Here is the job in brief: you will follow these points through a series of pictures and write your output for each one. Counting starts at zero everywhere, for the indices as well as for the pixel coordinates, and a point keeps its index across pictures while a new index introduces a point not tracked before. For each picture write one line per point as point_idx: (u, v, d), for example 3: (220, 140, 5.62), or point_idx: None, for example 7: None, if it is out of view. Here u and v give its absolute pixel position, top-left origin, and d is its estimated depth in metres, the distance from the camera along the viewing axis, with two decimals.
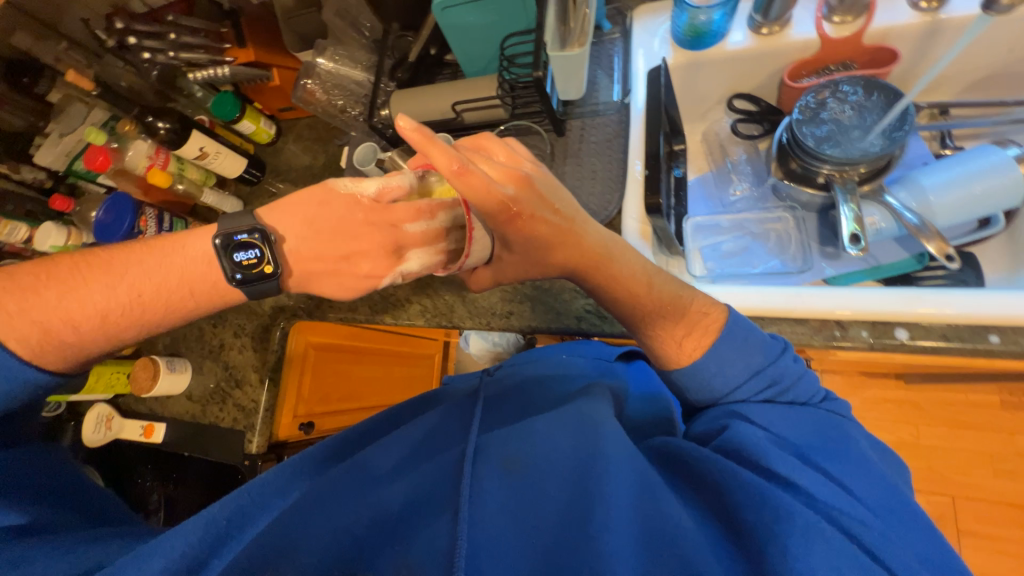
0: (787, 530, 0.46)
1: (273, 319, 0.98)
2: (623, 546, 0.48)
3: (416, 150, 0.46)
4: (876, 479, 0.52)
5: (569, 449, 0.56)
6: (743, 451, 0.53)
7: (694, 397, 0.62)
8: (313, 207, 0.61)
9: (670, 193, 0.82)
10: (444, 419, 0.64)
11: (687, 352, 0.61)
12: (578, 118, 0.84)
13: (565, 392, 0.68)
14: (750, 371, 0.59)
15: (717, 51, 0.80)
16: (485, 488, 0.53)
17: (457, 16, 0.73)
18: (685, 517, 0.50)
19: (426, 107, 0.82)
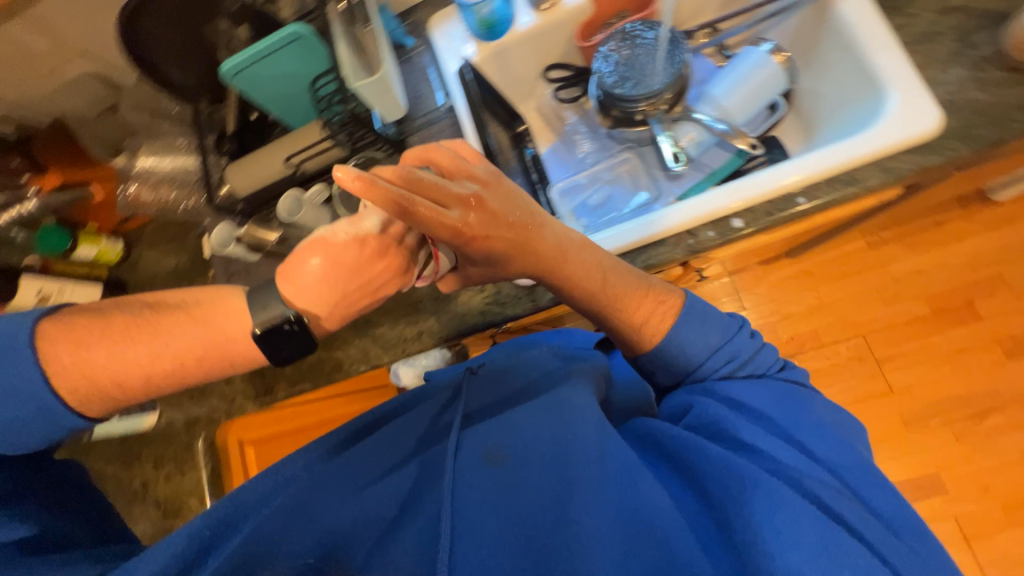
0: (754, 492, 0.50)
1: (191, 435, 0.93)
2: (607, 526, 0.50)
3: (359, 195, 0.52)
4: (844, 454, 0.55)
5: (555, 431, 0.58)
6: (718, 422, 0.58)
7: (663, 379, 0.67)
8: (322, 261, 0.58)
9: (522, 170, 0.88)
10: (430, 418, 0.65)
11: (657, 326, 0.65)
12: (416, 132, 0.88)
13: (550, 377, 0.70)
14: (710, 346, 0.63)
15: (512, 36, 0.87)
16: (471, 485, 0.54)
17: (253, 77, 0.71)
18: (663, 500, 0.54)
19: (265, 170, 0.82)
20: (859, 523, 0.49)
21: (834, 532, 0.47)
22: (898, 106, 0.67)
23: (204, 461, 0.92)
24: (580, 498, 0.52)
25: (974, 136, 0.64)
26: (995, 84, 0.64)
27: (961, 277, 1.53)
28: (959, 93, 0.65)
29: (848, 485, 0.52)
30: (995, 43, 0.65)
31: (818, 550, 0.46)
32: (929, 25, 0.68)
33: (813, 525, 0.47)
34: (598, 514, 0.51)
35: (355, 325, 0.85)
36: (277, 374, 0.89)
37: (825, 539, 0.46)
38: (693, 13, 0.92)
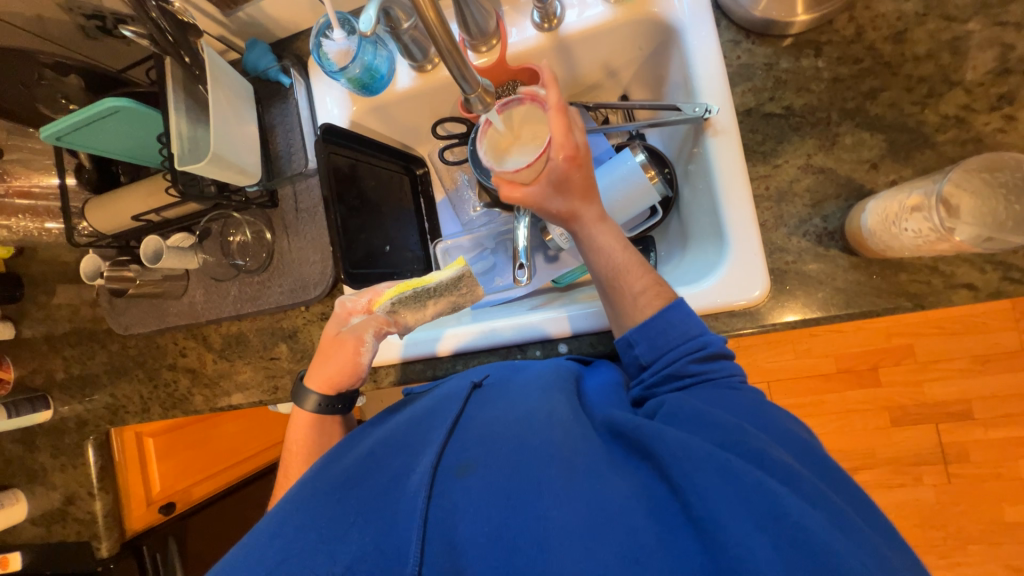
0: (709, 477, 0.42)
1: (82, 434, 1.02)
2: (574, 525, 0.43)
3: (345, 313, 0.73)
4: (819, 459, 0.47)
5: (525, 432, 0.52)
6: (694, 411, 0.49)
7: (642, 354, 0.58)
8: (328, 364, 0.70)
9: (385, 239, 0.87)
10: (401, 428, 0.60)
11: (644, 310, 0.60)
12: (286, 186, 0.84)
13: (537, 382, 0.62)
14: (685, 339, 0.56)
15: (389, 94, 0.82)
16: (444, 498, 0.48)
17: (80, 139, 0.67)
18: (621, 492, 0.45)
19: (123, 215, 0.82)
20: (843, 525, 0.41)
21: (823, 544, 0.38)
22: (727, 273, 0.64)
23: (93, 459, 1.02)
24: (546, 494, 0.46)
25: (792, 311, 0.64)
26: (828, 262, 0.63)
27: (877, 339, 1.53)
28: (793, 263, 0.64)
29: (804, 477, 0.43)
30: (842, 218, 0.62)
31: (788, 557, 0.38)
32: (787, 181, 0.64)
33: (775, 537, 0.39)
34: (565, 508, 0.44)
35: (219, 367, 0.92)
36: (152, 396, 0.97)
37: (793, 543, 0.38)
38: (601, 78, 0.82)
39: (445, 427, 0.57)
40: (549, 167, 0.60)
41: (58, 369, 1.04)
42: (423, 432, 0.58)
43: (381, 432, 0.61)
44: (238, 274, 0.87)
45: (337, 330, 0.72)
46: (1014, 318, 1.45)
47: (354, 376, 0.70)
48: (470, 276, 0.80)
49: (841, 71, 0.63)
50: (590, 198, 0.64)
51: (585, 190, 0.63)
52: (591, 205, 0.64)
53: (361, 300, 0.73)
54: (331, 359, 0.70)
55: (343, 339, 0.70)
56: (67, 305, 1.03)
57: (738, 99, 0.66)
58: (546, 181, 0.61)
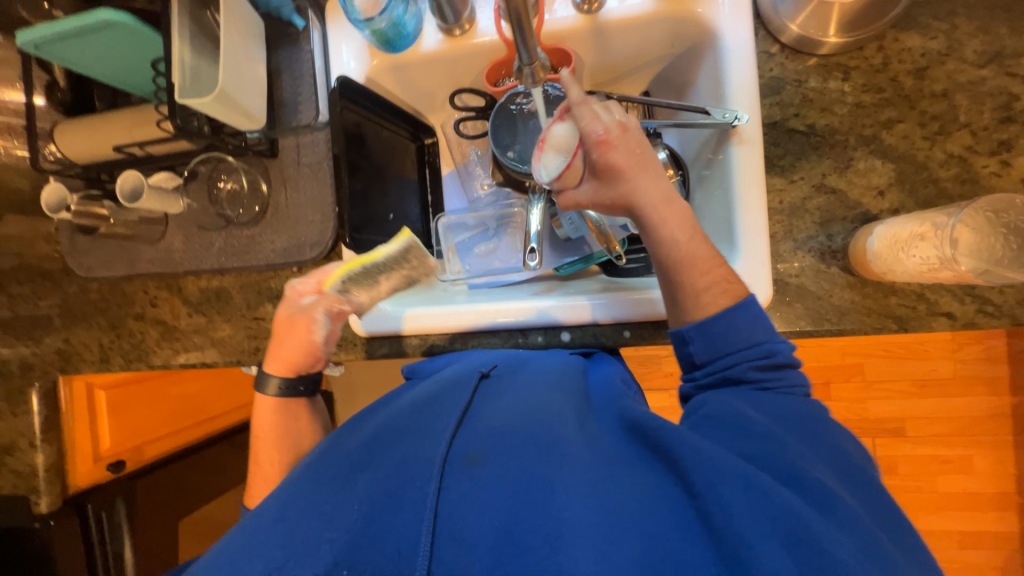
0: (730, 483, 0.43)
1: (26, 380, 0.94)
2: (588, 522, 0.43)
3: (295, 292, 0.70)
4: (855, 473, 0.48)
5: (536, 426, 0.53)
6: (733, 419, 0.50)
7: (697, 352, 0.58)
8: (281, 345, 0.68)
9: (389, 207, 0.84)
10: (410, 415, 0.59)
11: (701, 310, 0.58)
12: (289, 138, 0.79)
13: (550, 378, 0.63)
14: (750, 344, 0.55)
15: (412, 54, 0.78)
16: (457, 489, 0.48)
17: (62, 51, 0.60)
18: (639, 489, 0.46)
19: (101, 143, 0.74)
20: (853, 528, 0.42)
21: (827, 547, 0.39)
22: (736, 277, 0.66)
23: (36, 409, 0.93)
24: (563, 486, 0.46)
25: (789, 322, 0.67)
26: (828, 279, 0.66)
27: (835, 356, 1.64)
28: (795, 277, 0.67)
29: (812, 478, 0.44)
30: (846, 239, 0.65)
31: (798, 556, 0.39)
32: (800, 198, 0.66)
33: (791, 545, 0.40)
34: (580, 502, 0.45)
35: (195, 321, 0.86)
36: (114, 346, 0.90)
37: (801, 543, 0.40)
38: (627, 71, 0.82)
39: (454, 416, 0.57)
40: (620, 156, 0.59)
41: (2, 307, 0.94)
42: (433, 419, 0.57)
43: (390, 416, 0.61)
44: (226, 226, 0.82)
45: (291, 313, 0.68)
46: (953, 348, 1.59)
47: (311, 356, 0.69)
48: (417, 247, 0.77)
49: (864, 98, 0.65)
50: (643, 172, 0.60)
51: (636, 162, 0.59)
52: (641, 179, 0.59)
53: (311, 282, 0.70)
54: (286, 339, 0.68)
55: (299, 317, 0.68)
56: (19, 239, 0.93)
57: (764, 111, 0.68)
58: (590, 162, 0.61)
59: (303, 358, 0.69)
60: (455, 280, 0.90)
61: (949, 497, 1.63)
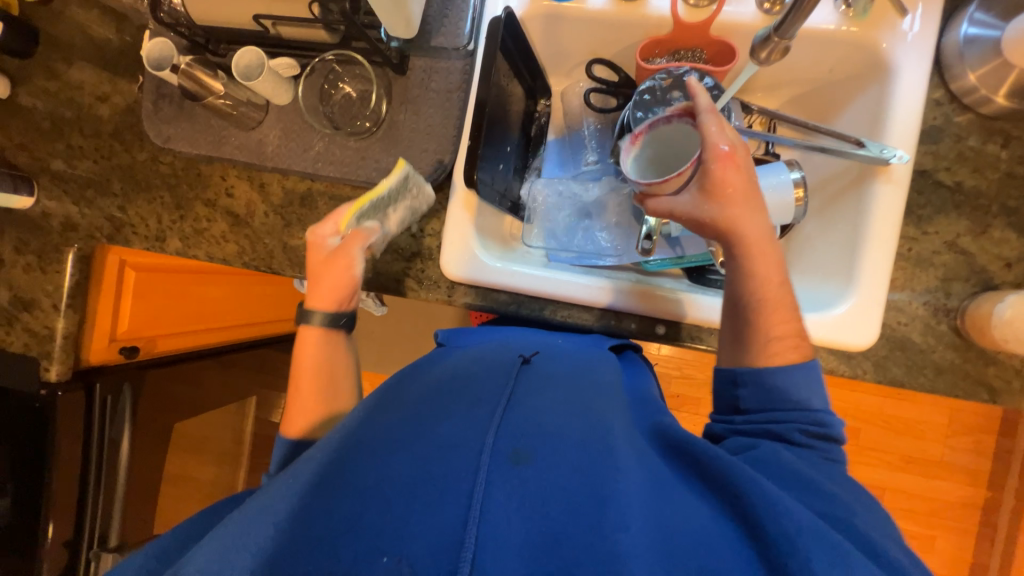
0: (810, 539, 0.39)
1: (65, 239, 0.87)
2: (649, 556, 0.38)
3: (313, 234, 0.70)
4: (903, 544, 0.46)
5: (589, 436, 0.47)
6: (797, 475, 0.47)
7: (747, 397, 0.55)
8: (321, 279, 0.69)
9: (501, 158, 0.82)
10: (443, 391, 0.53)
11: (769, 355, 0.56)
12: (422, 58, 0.76)
13: (594, 378, 0.58)
14: (802, 406, 0.53)
15: (575, 8, 0.75)
16: (500, 488, 0.41)
17: None
18: (704, 528, 0.41)
19: (231, 10, 0.69)
20: None
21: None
22: (849, 311, 0.67)
23: (71, 270, 0.87)
24: (621, 507, 0.41)
25: (882, 367, 0.68)
26: (934, 335, 0.67)
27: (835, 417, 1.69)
28: (902, 327, 0.67)
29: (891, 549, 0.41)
30: (964, 302, 0.66)
31: None
32: (930, 251, 0.67)
33: None
34: (643, 536, 0.39)
35: (271, 222, 0.81)
36: (173, 227, 0.84)
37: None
38: (771, 86, 0.81)
39: (496, 400, 0.50)
40: (704, 171, 0.58)
41: (58, 157, 0.87)
42: (468, 397, 0.50)
43: (422, 390, 0.54)
44: (332, 133, 0.77)
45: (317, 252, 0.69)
46: (945, 434, 1.65)
47: (349, 286, 0.69)
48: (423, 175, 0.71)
49: (1018, 169, 0.65)
50: (746, 204, 0.58)
51: (742, 196, 0.58)
52: (746, 212, 0.58)
53: (328, 225, 0.69)
54: (323, 274, 0.69)
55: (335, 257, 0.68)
56: (96, 92, 0.87)
57: (917, 158, 0.68)
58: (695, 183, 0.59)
59: (341, 286, 0.69)
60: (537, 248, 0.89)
61: None
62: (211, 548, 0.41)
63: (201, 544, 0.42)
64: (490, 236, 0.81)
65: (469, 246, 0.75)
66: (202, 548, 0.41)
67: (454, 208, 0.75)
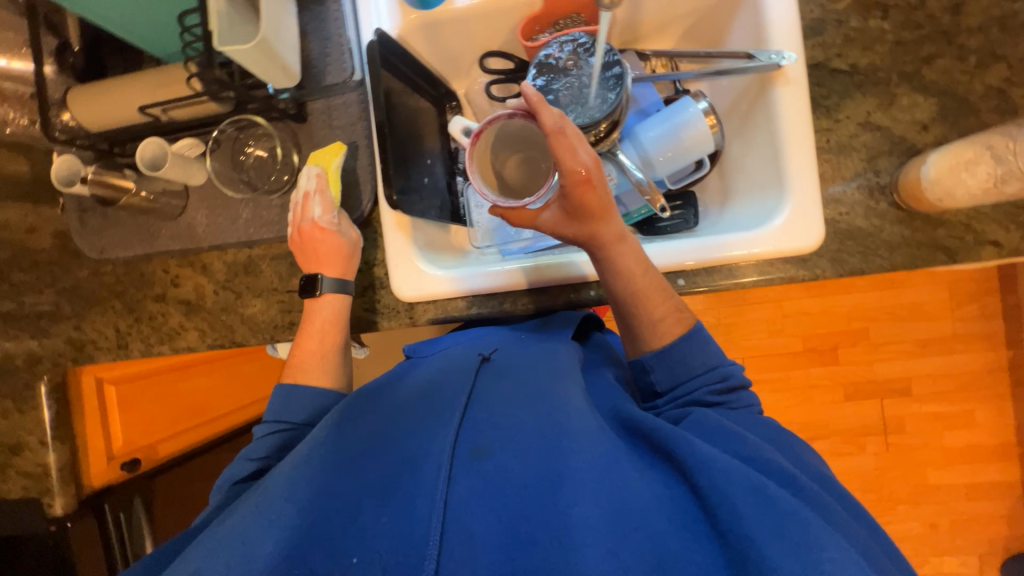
0: (737, 485, 0.45)
1: (33, 375, 0.87)
2: (595, 520, 0.45)
3: (312, 231, 0.70)
4: (817, 475, 0.53)
5: (542, 422, 0.54)
6: (710, 423, 0.55)
7: (659, 379, 0.64)
8: (328, 259, 0.71)
9: (422, 172, 0.83)
10: (415, 409, 0.59)
11: (660, 336, 0.64)
12: (318, 100, 0.77)
13: (551, 364, 0.63)
14: (708, 369, 0.62)
15: (446, 11, 0.76)
16: (462, 482, 0.49)
17: (95, 5, 0.57)
18: (647, 487, 0.48)
19: (119, 109, 0.70)
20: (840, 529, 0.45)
21: (825, 533, 0.42)
22: (788, 217, 0.67)
23: (47, 403, 0.87)
24: (570, 484, 0.48)
25: (841, 261, 0.68)
26: (878, 215, 0.67)
27: (840, 323, 1.68)
28: (845, 216, 0.67)
29: (802, 481, 0.48)
30: (894, 174, 0.66)
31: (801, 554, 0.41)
32: (848, 136, 0.67)
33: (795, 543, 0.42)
34: (586, 500, 0.47)
35: (223, 298, 0.81)
36: (131, 331, 0.85)
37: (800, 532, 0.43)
38: (658, 27, 0.82)
39: (461, 408, 0.56)
40: (568, 193, 0.61)
41: (5, 298, 0.88)
42: (437, 412, 0.57)
43: (396, 406, 0.60)
44: (254, 195, 0.78)
45: (323, 242, 0.70)
46: (951, 308, 1.65)
47: (355, 249, 0.73)
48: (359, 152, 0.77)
49: (904, 34, 0.66)
50: (608, 219, 0.64)
51: (601, 213, 0.63)
52: (609, 226, 0.64)
53: (320, 213, 0.71)
54: (333, 256, 0.71)
55: (346, 240, 0.72)
56: (23, 226, 0.88)
57: (807, 53, 0.68)
58: (559, 205, 0.64)
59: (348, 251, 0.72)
60: (488, 247, 0.89)
61: (957, 453, 1.68)
62: (215, 543, 0.49)
63: (199, 547, 0.50)
64: (439, 247, 0.83)
65: (414, 263, 0.76)
66: (204, 551, 0.49)
67: (389, 231, 0.76)
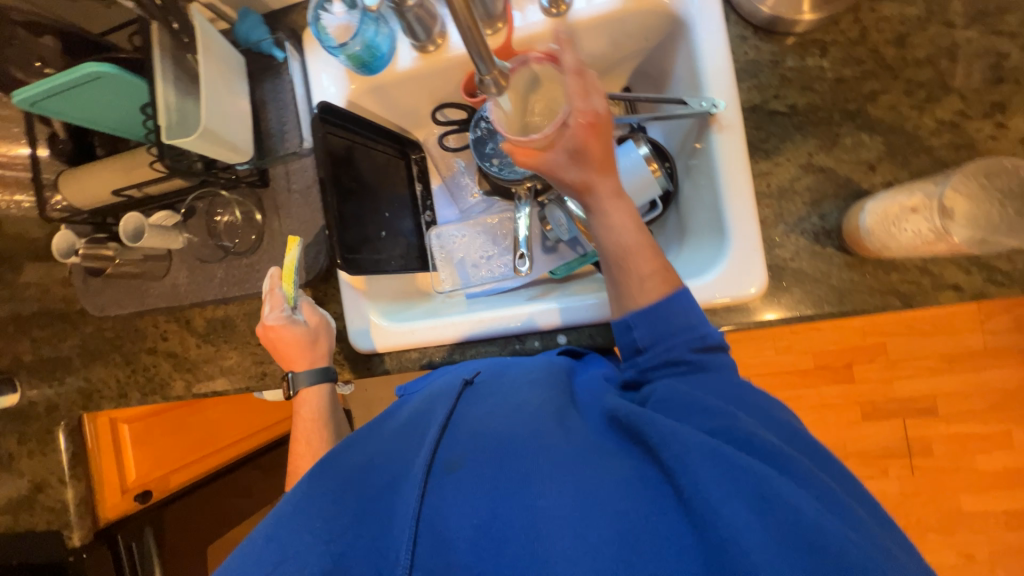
0: (699, 458, 0.42)
1: (52, 420, 0.97)
2: (570, 521, 0.42)
3: (269, 334, 0.74)
4: (805, 444, 0.49)
5: (518, 428, 0.50)
6: (681, 399, 0.49)
7: (640, 337, 0.57)
8: (290, 351, 0.74)
9: (379, 225, 0.83)
10: (392, 430, 0.56)
11: (646, 293, 0.58)
12: (280, 165, 0.81)
13: (526, 374, 0.60)
14: (686, 328, 0.55)
15: (389, 73, 0.79)
16: (437, 498, 0.46)
17: (57, 106, 0.63)
18: (622, 479, 0.44)
19: (101, 190, 0.78)
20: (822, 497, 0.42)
21: (805, 518, 0.38)
22: (729, 266, 0.64)
23: (65, 446, 0.97)
24: (535, 482, 0.45)
25: (788, 308, 0.65)
26: (824, 260, 0.64)
27: (855, 337, 1.57)
28: (791, 261, 0.65)
29: (792, 459, 0.44)
30: (839, 218, 0.64)
31: (784, 541, 0.37)
32: (788, 179, 0.65)
33: (764, 516, 0.39)
34: (555, 495, 0.44)
35: (204, 351, 0.88)
36: (129, 381, 0.93)
37: (776, 519, 0.39)
38: (605, 70, 0.82)
39: (436, 421, 0.54)
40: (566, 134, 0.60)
41: (26, 351, 0.99)
42: (410, 432, 0.55)
43: (379, 430, 0.58)
44: (226, 256, 0.84)
45: (281, 342, 0.74)
46: (981, 320, 1.51)
47: (318, 339, 0.76)
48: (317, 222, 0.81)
49: (844, 71, 0.64)
50: (607, 172, 0.62)
51: (601, 163, 0.61)
52: (608, 178, 0.62)
53: (273, 313, 0.74)
54: (295, 351, 0.74)
55: (307, 330, 0.75)
56: (35, 285, 0.98)
57: (743, 96, 0.67)
58: (562, 147, 0.61)
59: (310, 341, 0.75)
60: (452, 291, 0.91)
61: (993, 476, 1.54)
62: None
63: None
64: (400, 299, 0.87)
65: (369, 317, 0.80)
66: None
67: (345, 289, 0.81)
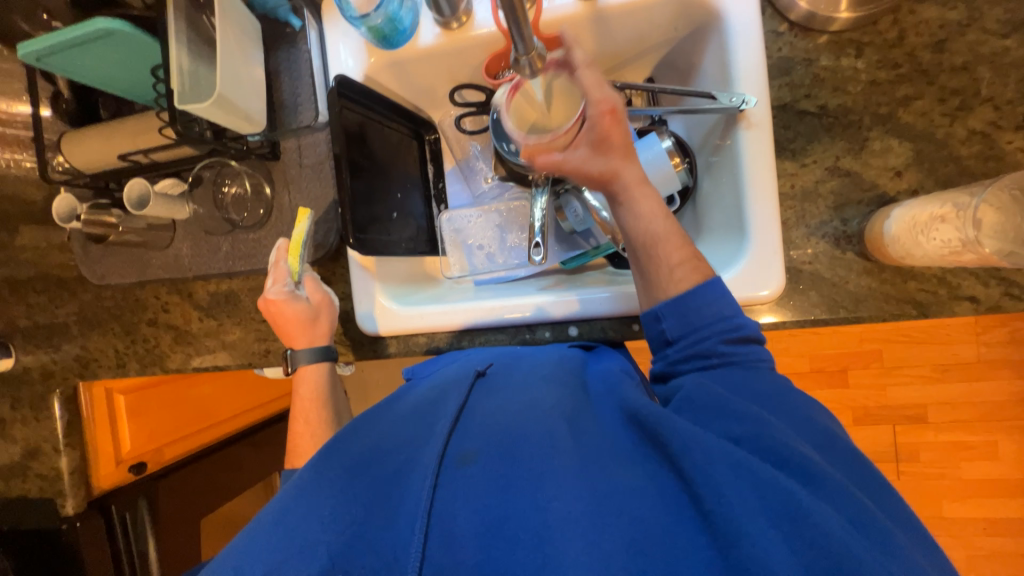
0: (722, 470, 0.42)
1: (47, 387, 0.96)
2: (586, 525, 0.41)
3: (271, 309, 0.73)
4: (833, 442, 0.48)
5: (532, 426, 0.50)
6: (706, 404, 0.48)
7: (670, 329, 0.57)
8: (291, 330, 0.73)
9: (392, 206, 0.82)
10: (403, 419, 0.55)
11: (677, 282, 0.57)
12: (291, 138, 0.79)
13: (539, 372, 0.60)
14: (717, 318, 0.55)
15: (410, 49, 0.77)
16: (450, 492, 0.46)
17: (62, 63, 0.62)
18: (639, 486, 0.44)
19: (105, 153, 0.75)
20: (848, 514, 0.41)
21: (830, 534, 0.38)
22: (748, 267, 0.63)
23: (60, 414, 0.96)
24: (551, 484, 0.44)
25: (804, 311, 0.65)
26: (843, 265, 0.64)
27: (852, 342, 1.58)
28: (809, 265, 0.64)
29: (821, 473, 0.42)
30: (862, 223, 0.63)
31: (807, 560, 0.37)
32: (813, 181, 0.64)
33: (789, 534, 0.38)
34: (571, 498, 0.43)
35: (206, 325, 0.87)
36: (127, 351, 0.92)
37: (799, 535, 0.38)
38: (631, 58, 0.80)
39: (449, 412, 0.53)
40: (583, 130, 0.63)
41: (21, 316, 0.97)
42: (422, 421, 0.54)
43: (389, 417, 0.57)
44: (232, 230, 0.82)
45: (281, 319, 0.72)
46: (976, 332, 1.53)
47: (318, 318, 0.74)
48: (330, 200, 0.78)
49: (878, 74, 0.63)
50: (630, 159, 0.62)
51: (624, 150, 0.62)
52: (632, 166, 0.62)
53: (274, 286, 0.73)
54: (295, 329, 0.73)
55: (307, 308, 0.73)
56: (32, 250, 0.95)
57: (774, 93, 0.66)
58: (581, 142, 0.63)
59: (309, 320, 0.73)
60: (461, 277, 0.89)
61: (975, 484, 1.58)
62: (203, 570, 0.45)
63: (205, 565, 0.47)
64: (409, 282, 0.85)
65: (377, 299, 0.79)
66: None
67: (355, 269, 0.79)
